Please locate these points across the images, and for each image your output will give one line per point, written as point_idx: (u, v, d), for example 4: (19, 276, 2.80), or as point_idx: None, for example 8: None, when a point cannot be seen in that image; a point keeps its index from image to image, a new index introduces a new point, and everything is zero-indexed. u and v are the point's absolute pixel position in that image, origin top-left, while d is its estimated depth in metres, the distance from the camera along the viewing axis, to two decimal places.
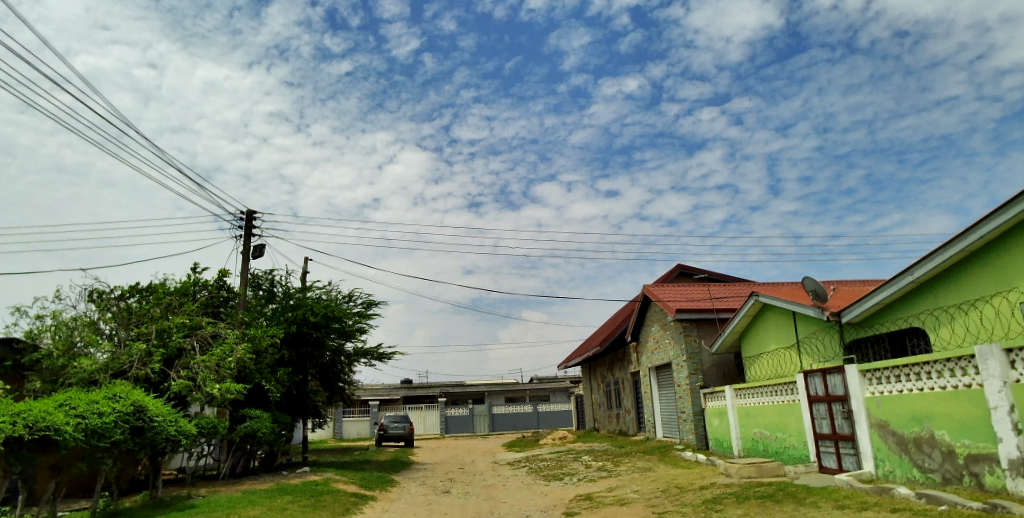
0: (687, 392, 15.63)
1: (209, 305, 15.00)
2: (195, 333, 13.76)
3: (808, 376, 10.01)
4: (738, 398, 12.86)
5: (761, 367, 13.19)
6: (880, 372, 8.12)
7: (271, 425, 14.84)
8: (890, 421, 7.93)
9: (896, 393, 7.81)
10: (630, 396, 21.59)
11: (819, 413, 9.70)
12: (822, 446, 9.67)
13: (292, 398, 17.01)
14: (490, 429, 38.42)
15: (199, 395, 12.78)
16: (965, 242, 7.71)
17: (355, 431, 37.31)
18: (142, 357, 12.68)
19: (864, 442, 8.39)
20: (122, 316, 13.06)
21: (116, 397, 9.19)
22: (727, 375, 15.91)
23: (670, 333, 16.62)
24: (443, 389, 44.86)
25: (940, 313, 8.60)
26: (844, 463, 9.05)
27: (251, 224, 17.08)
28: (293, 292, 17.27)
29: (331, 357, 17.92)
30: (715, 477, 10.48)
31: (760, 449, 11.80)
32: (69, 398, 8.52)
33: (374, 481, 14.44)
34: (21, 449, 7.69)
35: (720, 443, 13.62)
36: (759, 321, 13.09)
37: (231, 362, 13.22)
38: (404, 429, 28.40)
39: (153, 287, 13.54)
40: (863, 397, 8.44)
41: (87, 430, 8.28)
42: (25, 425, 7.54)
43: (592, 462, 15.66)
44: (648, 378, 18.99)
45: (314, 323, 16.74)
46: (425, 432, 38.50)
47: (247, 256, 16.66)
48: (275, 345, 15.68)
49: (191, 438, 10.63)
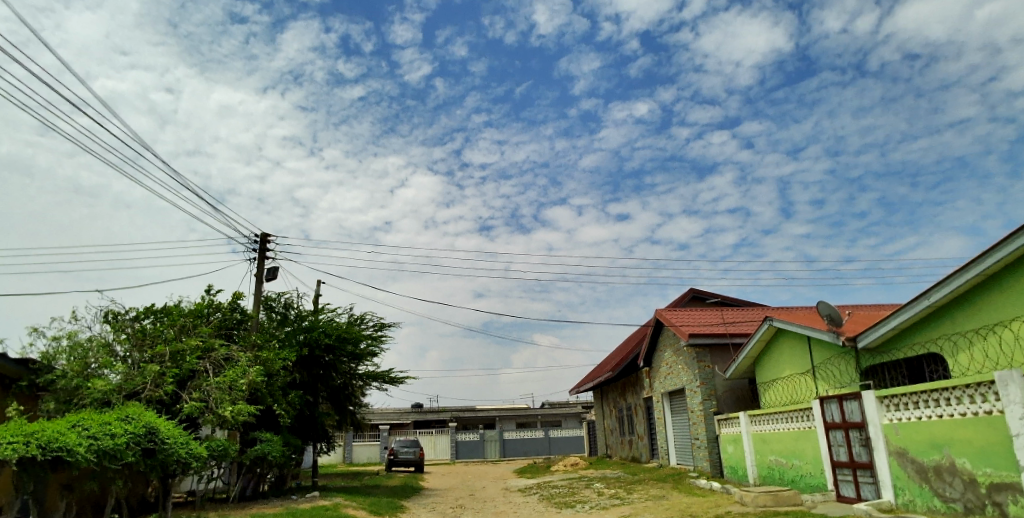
0: (700, 417, 15.47)
1: (222, 327, 15.12)
2: (208, 356, 13.86)
3: (823, 402, 9.87)
4: (753, 425, 12.66)
5: (776, 392, 13.00)
6: (898, 399, 7.99)
7: (282, 448, 14.80)
8: (909, 449, 7.77)
9: (914, 420, 7.68)
10: (643, 422, 21.35)
11: (836, 440, 9.52)
12: (839, 475, 9.49)
13: (303, 420, 17.05)
14: (501, 455, 38.05)
15: (211, 417, 12.80)
16: (982, 266, 7.61)
17: (365, 455, 37.26)
18: (155, 379, 12.77)
19: (883, 470, 8.22)
20: (136, 338, 13.18)
21: (129, 419, 9.24)
22: (741, 401, 15.71)
23: (683, 358, 16.49)
24: (453, 413, 44.64)
25: (958, 338, 8.49)
26: (863, 492, 8.84)
27: (265, 247, 17.27)
28: (305, 314, 17.32)
29: (343, 380, 17.90)
30: (730, 505, 10.29)
31: (776, 476, 11.58)
32: (82, 419, 8.63)
33: (384, 506, 14.33)
34: (34, 468, 7.77)
35: (735, 470, 13.38)
36: (774, 346, 12.94)
37: (243, 383, 13.26)
38: (415, 454, 28.15)
39: (168, 309, 13.66)
40: (880, 423, 8.29)
41: (99, 451, 8.32)
42: (39, 445, 7.61)
43: (603, 489, 15.46)
44: (661, 403, 18.80)
45: (326, 346, 16.87)
46: (436, 457, 38.30)
47: (261, 278, 16.81)
48: (286, 368, 15.71)
49: (201, 461, 10.49)
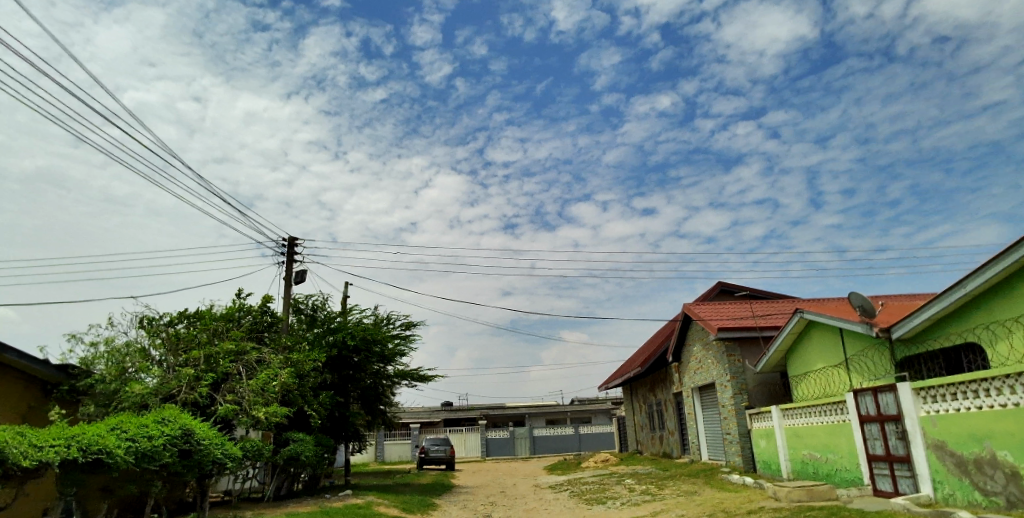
0: (732, 412, 15.27)
1: (254, 330, 15.40)
2: (241, 358, 14.14)
3: (858, 395, 9.68)
4: (785, 419, 12.48)
5: (809, 386, 12.78)
6: (935, 390, 7.81)
7: (315, 448, 15.05)
8: (947, 442, 7.58)
9: (952, 412, 7.49)
10: (673, 417, 21.16)
11: (871, 434, 9.34)
12: (875, 468, 9.29)
13: (334, 420, 17.31)
14: (531, 452, 38.07)
15: (245, 419, 13.08)
16: (1019, 252, 7.40)
17: (397, 454, 37.66)
18: (190, 382, 13.11)
19: (920, 463, 8.04)
20: (171, 342, 13.51)
21: (165, 421, 9.44)
22: (773, 395, 15.48)
23: (713, 352, 16.29)
24: (483, 411, 44.83)
25: (996, 327, 8.25)
26: (900, 486, 8.66)
27: (292, 250, 17.55)
28: (333, 316, 17.52)
29: (373, 380, 18.08)
30: (764, 500, 10.17)
31: (810, 471, 11.39)
32: (120, 422, 8.86)
33: (415, 504, 14.47)
34: (74, 471, 8.01)
35: (768, 465, 13.18)
36: (806, 338, 12.71)
37: (275, 385, 13.52)
38: (445, 452, 28.33)
39: (200, 313, 14.00)
40: (916, 416, 8.11)
41: (138, 453, 8.55)
42: (80, 448, 7.86)
43: (635, 485, 15.39)
44: (691, 399, 18.62)
45: (354, 346, 17.00)
46: (466, 455, 38.49)
47: (290, 281, 17.07)
48: (317, 369, 15.93)
49: (236, 461, 10.68)
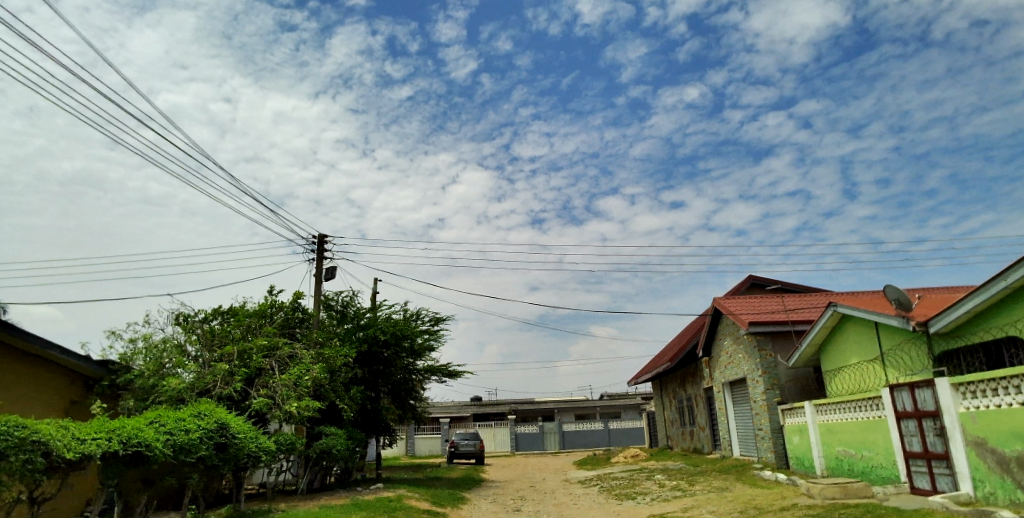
0: (764, 408, 15.01)
1: (286, 326, 15.65)
2: (274, 353, 14.39)
3: (894, 390, 9.43)
4: (819, 414, 12.23)
5: (843, 381, 12.49)
6: (975, 385, 7.56)
7: (346, 442, 15.26)
8: (988, 439, 7.33)
9: (993, 408, 7.24)
10: (704, 413, 20.91)
11: (908, 430, 9.10)
12: (913, 466, 9.04)
13: (365, 414, 17.51)
14: (561, 447, 38.05)
15: (278, 413, 13.31)
16: None
17: (427, 448, 38.00)
18: (225, 377, 13.39)
19: (959, 460, 7.80)
20: (205, 338, 13.81)
21: (201, 415, 9.66)
22: (806, 391, 15.19)
23: (744, 347, 16.04)
24: (512, 406, 44.95)
25: None
26: (939, 484, 8.42)
27: (322, 248, 17.78)
28: (363, 312, 17.71)
29: (403, 375, 18.25)
30: (797, 497, 9.98)
31: (845, 468, 11.14)
32: (159, 416, 9.08)
33: (445, 497, 14.59)
34: (115, 464, 8.22)
35: (802, 462, 12.94)
36: (840, 333, 12.43)
37: (307, 381, 13.73)
38: (475, 446, 28.47)
39: (233, 310, 14.27)
40: (956, 412, 7.86)
41: (175, 446, 8.78)
42: (120, 441, 8.09)
43: (665, 481, 15.27)
44: (722, 394, 18.37)
45: (383, 342, 17.17)
46: (495, 449, 38.64)
47: (320, 278, 17.31)
48: (348, 365, 16.14)
49: (270, 454, 10.88)
